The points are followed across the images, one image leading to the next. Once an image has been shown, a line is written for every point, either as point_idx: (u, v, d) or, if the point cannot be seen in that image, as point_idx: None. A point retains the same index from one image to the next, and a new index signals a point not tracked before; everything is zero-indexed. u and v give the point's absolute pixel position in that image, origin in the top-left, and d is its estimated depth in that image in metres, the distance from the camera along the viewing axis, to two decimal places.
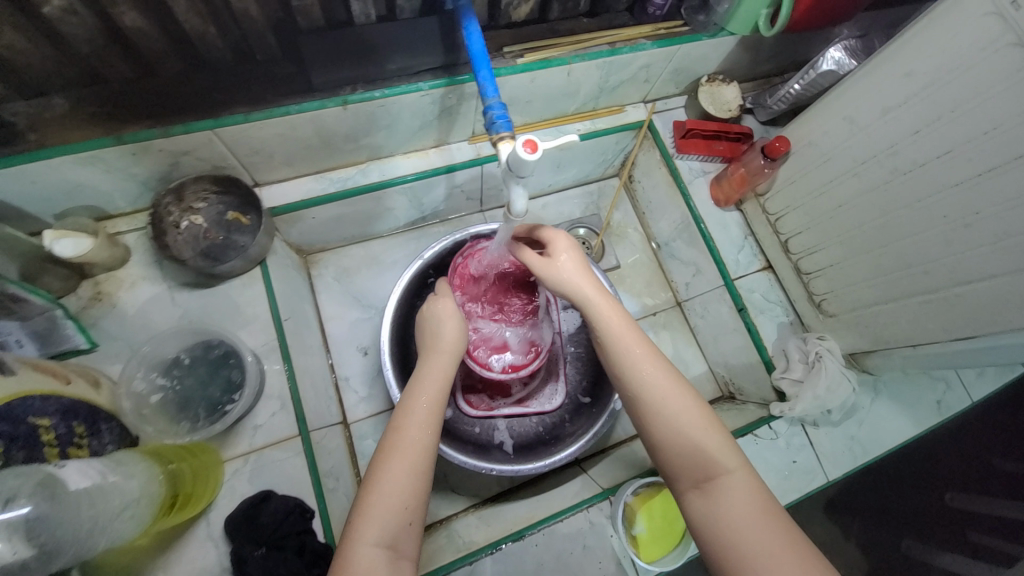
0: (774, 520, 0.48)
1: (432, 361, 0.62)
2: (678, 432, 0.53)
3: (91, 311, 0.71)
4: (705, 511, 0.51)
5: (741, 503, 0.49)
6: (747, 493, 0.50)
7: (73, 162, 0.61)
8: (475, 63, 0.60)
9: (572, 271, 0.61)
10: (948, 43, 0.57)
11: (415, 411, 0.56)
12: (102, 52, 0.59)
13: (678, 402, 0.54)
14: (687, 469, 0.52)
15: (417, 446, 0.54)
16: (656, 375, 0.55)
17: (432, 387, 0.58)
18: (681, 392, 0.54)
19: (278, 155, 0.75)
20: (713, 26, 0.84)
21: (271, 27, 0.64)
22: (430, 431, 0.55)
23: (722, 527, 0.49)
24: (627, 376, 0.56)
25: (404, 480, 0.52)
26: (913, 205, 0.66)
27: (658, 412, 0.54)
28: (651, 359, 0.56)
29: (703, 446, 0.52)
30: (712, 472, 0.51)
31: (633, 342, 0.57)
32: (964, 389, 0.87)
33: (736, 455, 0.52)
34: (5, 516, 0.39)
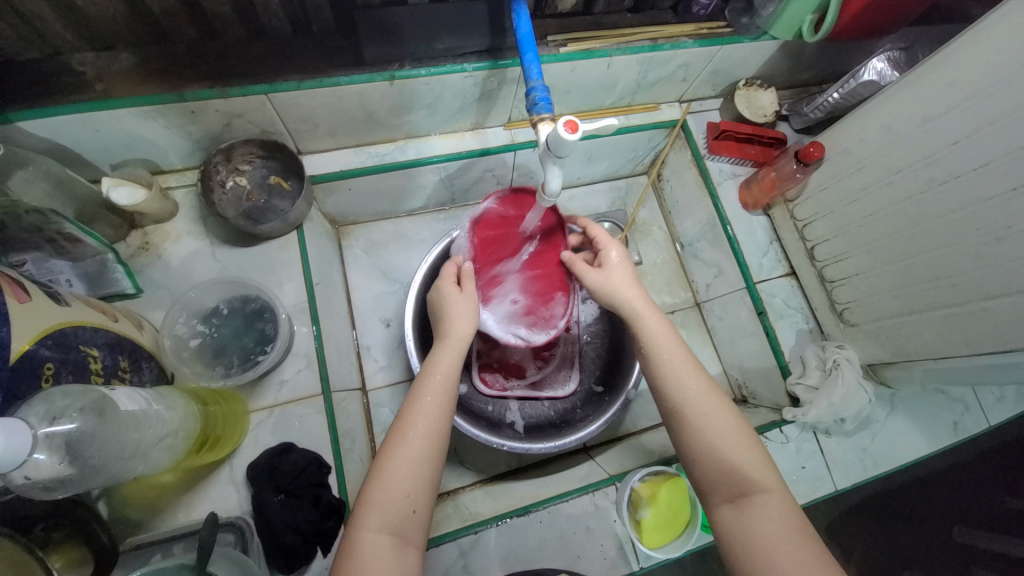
0: (808, 539, 0.49)
1: (438, 348, 0.61)
2: (720, 448, 0.54)
3: (138, 259, 0.76)
4: (742, 527, 0.51)
5: (778, 521, 0.50)
6: (784, 512, 0.51)
7: (135, 115, 0.65)
8: (522, 47, 0.62)
9: (627, 286, 0.65)
10: (997, 54, 0.57)
11: (424, 399, 0.56)
12: (171, 13, 0.62)
13: (721, 419, 0.56)
14: (725, 485, 0.53)
15: (423, 435, 0.54)
16: (702, 393, 0.57)
17: (437, 377, 0.58)
18: (719, 406, 0.56)
19: (323, 125, 0.78)
20: (756, 29, 0.84)
21: (329, 0, 0.67)
22: (437, 419, 0.55)
23: (760, 542, 0.49)
24: (671, 390, 0.58)
25: (410, 468, 0.52)
26: (946, 217, 0.66)
27: (701, 427, 0.55)
28: (699, 377, 0.58)
29: (744, 463, 0.53)
30: (749, 488, 0.52)
31: (681, 359, 0.59)
32: (983, 412, 0.86)
33: (772, 474, 0.54)
34: (51, 429, 0.42)
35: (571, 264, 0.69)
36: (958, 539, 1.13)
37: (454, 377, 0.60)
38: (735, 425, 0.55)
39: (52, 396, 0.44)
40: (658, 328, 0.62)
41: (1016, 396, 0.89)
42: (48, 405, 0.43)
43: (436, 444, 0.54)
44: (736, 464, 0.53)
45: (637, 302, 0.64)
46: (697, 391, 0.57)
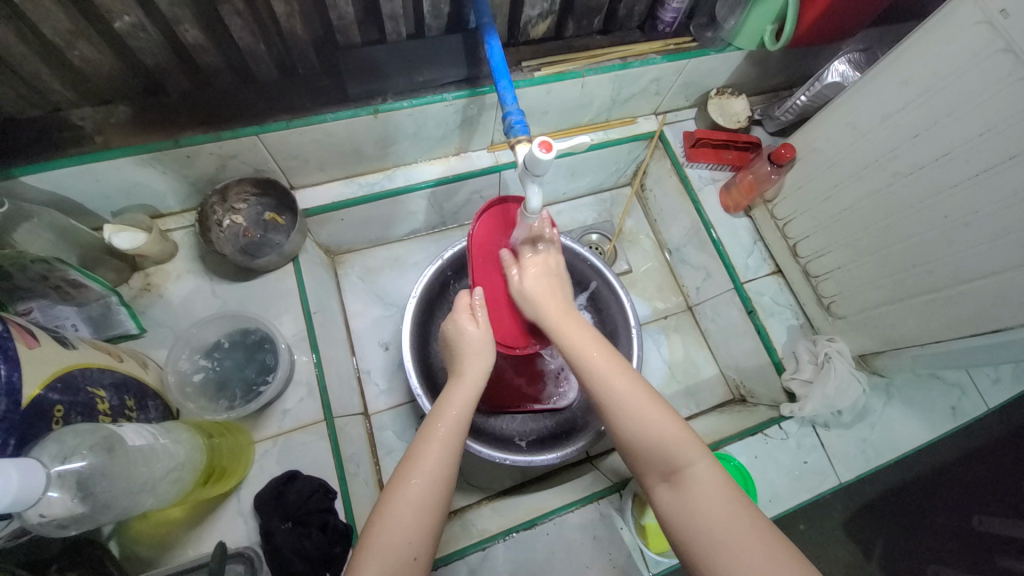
0: (742, 509, 0.47)
1: (454, 391, 0.62)
2: (642, 432, 0.53)
3: (141, 300, 0.78)
4: (673, 506, 0.50)
5: (706, 492, 0.49)
6: (709, 480, 0.49)
7: (134, 163, 0.68)
8: (496, 75, 0.66)
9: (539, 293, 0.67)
10: (942, 51, 0.61)
11: (432, 441, 0.56)
12: (164, 66, 0.66)
13: (634, 398, 0.55)
14: (654, 467, 0.52)
15: (427, 479, 0.53)
16: (622, 381, 0.56)
17: (449, 418, 0.58)
18: (637, 390, 0.55)
19: (313, 160, 0.81)
20: (721, 42, 0.89)
21: (312, 44, 0.71)
22: (445, 465, 0.54)
23: (691, 517, 0.48)
24: (592, 385, 0.57)
25: (412, 510, 0.51)
26: (916, 206, 0.68)
27: (618, 413, 0.54)
28: (614, 364, 0.58)
29: (662, 438, 0.52)
30: (673, 465, 0.51)
31: (589, 349, 0.59)
32: (981, 395, 0.87)
33: (696, 448, 0.51)
34: (63, 468, 0.43)
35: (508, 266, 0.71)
36: (980, 529, 1.14)
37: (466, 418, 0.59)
38: (651, 405, 0.54)
39: (63, 436, 0.45)
40: (564, 322, 0.63)
41: (1011, 377, 0.90)
42: (60, 444, 0.44)
43: (444, 488, 0.54)
44: (657, 444, 0.52)
45: (550, 297, 0.66)
46: (607, 376, 0.56)
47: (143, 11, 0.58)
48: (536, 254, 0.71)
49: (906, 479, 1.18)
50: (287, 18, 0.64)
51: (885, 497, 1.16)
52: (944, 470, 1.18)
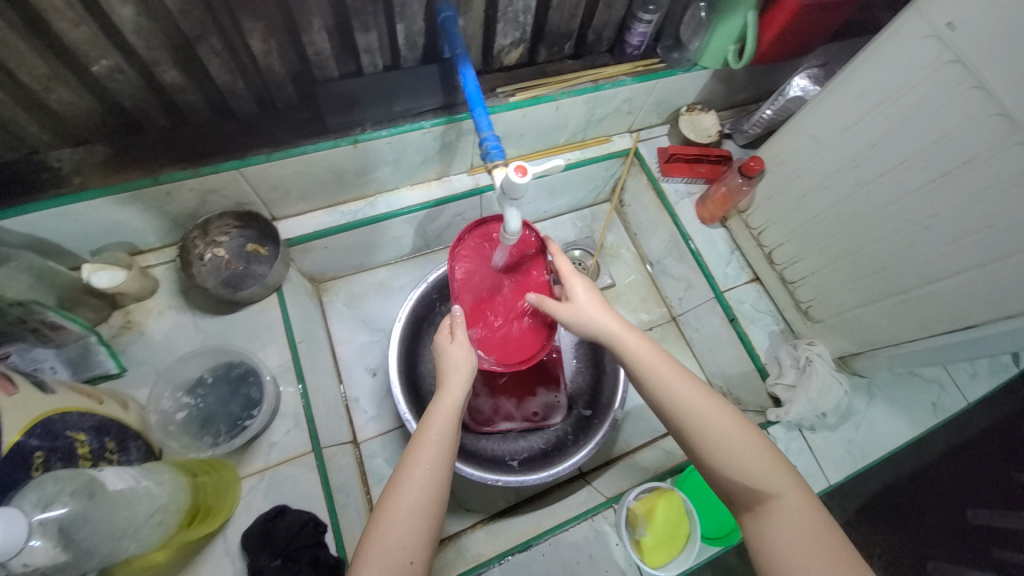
0: (829, 538, 0.48)
1: (440, 394, 0.62)
2: (728, 457, 0.53)
3: (121, 339, 0.77)
4: (759, 531, 0.50)
5: (796, 521, 0.49)
6: (800, 507, 0.50)
7: (112, 203, 0.68)
8: (471, 103, 0.68)
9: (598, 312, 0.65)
10: (894, 65, 0.64)
11: (423, 448, 0.56)
12: (142, 106, 0.67)
13: (716, 421, 0.55)
14: (740, 493, 0.52)
15: (419, 485, 0.53)
16: (703, 405, 0.56)
17: (438, 421, 0.59)
18: (723, 414, 0.56)
19: (294, 191, 0.82)
20: (687, 62, 0.92)
21: (291, 79, 0.72)
22: (437, 470, 0.55)
23: (776, 543, 0.49)
24: (671, 406, 0.57)
25: (409, 518, 0.51)
26: (880, 211, 0.71)
27: (704, 437, 0.55)
28: (694, 386, 0.58)
29: (746, 463, 0.53)
30: (760, 492, 0.51)
31: (672, 375, 0.59)
32: (959, 390, 0.89)
33: (786, 474, 0.52)
34: (44, 515, 0.42)
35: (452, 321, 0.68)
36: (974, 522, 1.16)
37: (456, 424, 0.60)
38: (736, 430, 0.54)
39: (43, 483, 0.44)
40: (632, 342, 0.63)
41: (988, 371, 0.92)
42: (40, 491, 0.43)
43: (436, 494, 0.54)
44: (744, 468, 0.53)
45: (606, 317, 0.65)
46: (688, 398, 0.57)
47: (121, 54, 0.59)
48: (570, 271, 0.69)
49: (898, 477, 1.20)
50: (265, 55, 0.66)
51: (879, 495, 1.18)
52: (934, 466, 1.21)
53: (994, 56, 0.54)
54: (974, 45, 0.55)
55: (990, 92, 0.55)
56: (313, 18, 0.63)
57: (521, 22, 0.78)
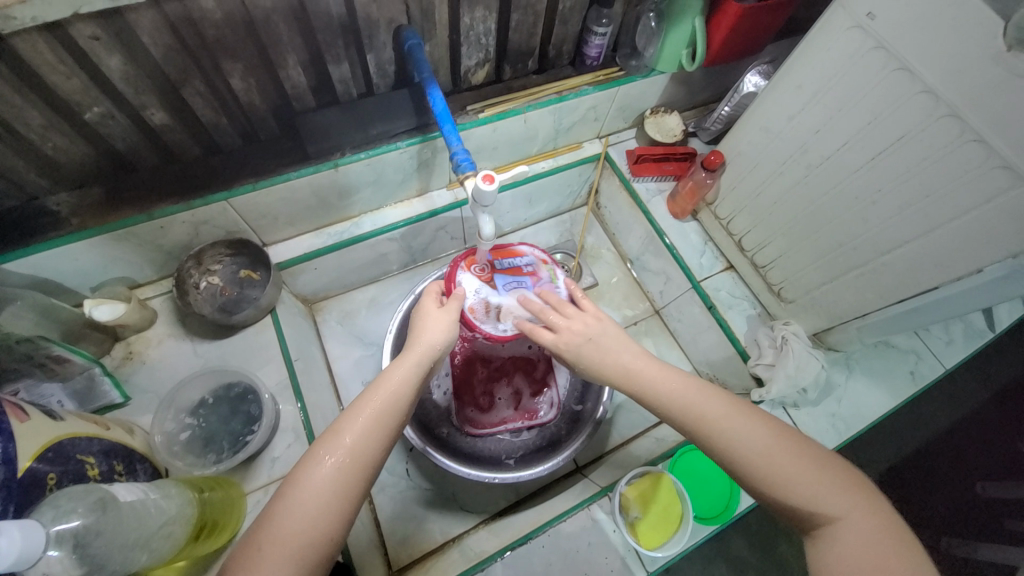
0: (894, 557, 0.46)
1: (393, 368, 0.59)
2: (790, 486, 0.51)
3: (124, 369, 0.81)
4: (814, 558, 0.49)
5: (850, 542, 0.47)
6: (866, 538, 0.47)
7: (110, 240, 0.73)
8: (440, 121, 0.73)
9: (623, 348, 0.63)
10: (827, 55, 0.69)
11: (353, 421, 0.53)
12: (134, 147, 0.72)
13: (758, 440, 0.53)
14: (794, 513, 0.51)
15: (346, 457, 0.51)
16: (744, 425, 0.54)
17: (382, 390, 0.56)
18: (764, 435, 0.53)
19: (282, 216, 0.86)
20: (645, 68, 0.98)
21: (272, 112, 0.77)
22: (365, 446, 0.52)
23: (831, 562, 0.47)
24: (710, 425, 0.55)
25: (322, 495, 0.49)
26: (832, 190, 0.75)
27: (744, 457, 0.53)
28: (729, 406, 0.56)
29: (796, 485, 0.51)
30: (817, 513, 0.50)
31: (715, 403, 0.56)
32: (936, 357, 0.92)
33: (840, 494, 0.50)
34: (62, 527, 0.45)
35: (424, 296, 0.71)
36: (985, 495, 1.18)
37: (402, 395, 0.57)
38: (784, 451, 0.52)
39: (58, 501, 0.47)
40: (658, 368, 0.60)
41: (964, 338, 0.95)
42: (55, 508, 0.46)
43: (359, 472, 0.51)
44: (804, 493, 0.50)
45: (627, 351, 0.62)
46: (721, 417, 0.55)
47: (111, 101, 0.64)
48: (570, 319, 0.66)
49: (901, 454, 1.22)
50: (245, 91, 0.71)
51: (885, 476, 1.19)
52: (934, 441, 1.23)
53: (911, 40, 0.59)
54: (894, 30, 0.60)
55: (912, 72, 0.60)
56: (287, 54, 0.69)
57: (484, 44, 0.84)
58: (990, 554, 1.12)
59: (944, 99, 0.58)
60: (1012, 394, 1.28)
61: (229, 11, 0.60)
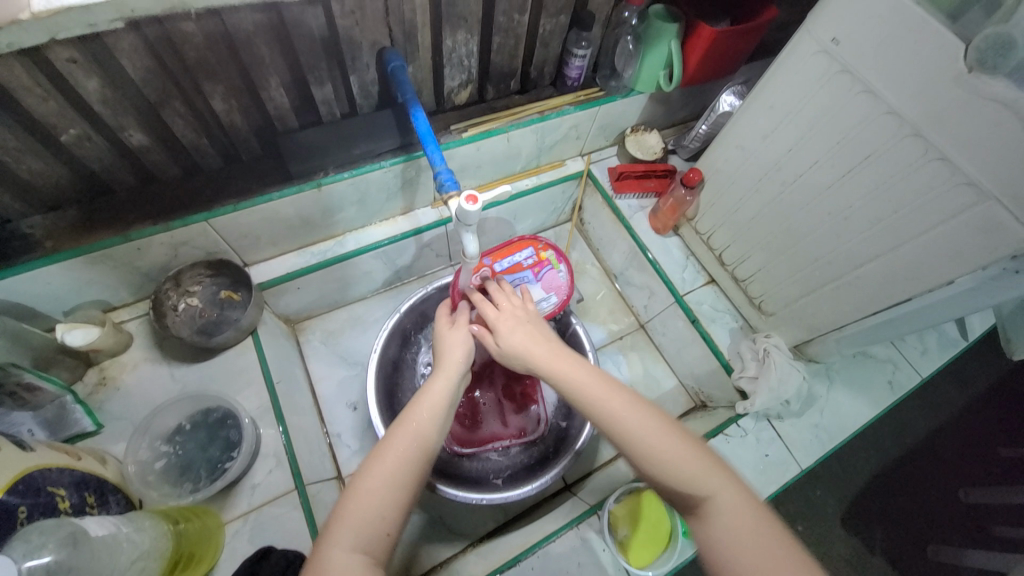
0: (772, 534, 0.46)
1: (434, 379, 0.61)
2: (670, 467, 0.51)
3: (97, 396, 0.79)
4: (702, 541, 0.48)
5: (732, 521, 0.47)
6: (738, 514, 0.48)
7: (84, 262, 0.71)
8: (423, 141, 0.73)
9: (527, 341, 0.63)
10: (796, 78, 0.72)
11: (408, 426, 0.56)
12: (112, 169, 0.71)
13: (643, 424, 0.54)
14: (679, 497, 0.51)
15: (402, 456, 0.53)
16: (629, 410, 0.55)
17: (432, 397, 0.59)
18: (648, 420, 0.54)
19: (264, 236, 0.86)
20: (624, 88, 1.00)
21: (254, 133, 0.77)
22: (420, 448, 0.54)
23: (714, 543, 0.47)
24: (598, 413, 0.56)
25: (385, 489, 0.51)
26: (806, 206, 0.77)
27: (630, 443, 0.53)
28: (618, 393, 0.56)
29: (677, 468, 0.51)
30: (697, 495, 0.50)
31: (605, 391, 0.57)
32: (912, 366, 0.95)
33: (718, 474, 0.50)
34: (32, 564, 0.42)
35: (436, 321, 0.71)
36: (967, 501, 1.20)
37: (449, 405, 0.60)
38: (667, 435, 0.52)
39: (28, 535, 0.45)
40: (555, 358, 0.61)
41: (937, 347, 0.98)
42: (26, 543, 0.44)
43: (416, 472, 0.53)
44: (685, 474, 0.50)
45: (533, 343, 0.63)
46: (610, 404, 0.55)
47: (88, 123, 0.63)
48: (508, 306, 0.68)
49: (887, 462, 1.23)
50: (227, 112, 0.71)
51: (872, 485, 1.21)
52: (917, 449, 1.25)
53: (874, 65, 0.62)
54: (858, 55, 0.63)
55: (877, 94, 0.63)
56: (270, 76, 0.69)
57: (466, 65, 0.85)
58: (977, 560, 1.14)
59: (908, 120, 0.61)
60: (988, 401, 1.31)
61: (211, 35, 0.61)
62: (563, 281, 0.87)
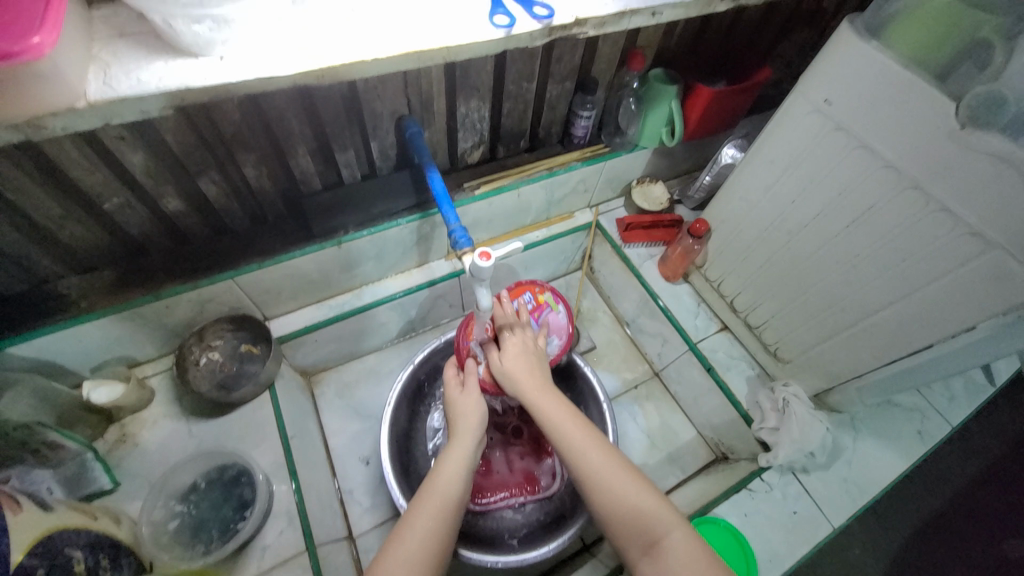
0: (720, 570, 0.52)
1: (451, 452, 0.64)
2: (632, 504, 0.56)
3: (116, 453, 0.80)
4: None
5: (684, 560, 0.52)
6: (691, 552, 0.53)
7: (115, 321, 0.75)
8: (439, 201, 0.77)
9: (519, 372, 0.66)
10: (792, 135, 0.75)
11: (427, 500, 0.59)
12: (148, 234, 0.75)
13: (613, 468, 0.59)
14: (634, 536, 0.56)
15: (424, 533, 0.56)
16: (599, 454, 0.60)
17: (449, 469, 0.62)
18: (617, 465, 0.59)
19: (285, 292, 0.89)
20: (629, 143, 1.05)
21: (280, 195, 0.82)
22: (437, 524, 0.57)
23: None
24: (571, 453, 0.60)
25: (404, 565, 0.53)
26: (814, 255, 0.78)
27: (597, 483, 0.58)
28: (590, 437, 0.62)
29: (638, 507, 0.56)
30: (655, 534, 0.55)
31: (579, 433, 0.61)
32: (941, 415, 0.91)
33: (671, 513, 0.56)
34: None
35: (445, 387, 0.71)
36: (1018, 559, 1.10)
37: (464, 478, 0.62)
38: (632, 479, 0.58)
39: None
40: (539, 394, 0.64)
41: (965, 393, 0.95)
42: None
43: (433, 548, 0.56)
44: (644, 512, 0.56)
45: (530, 375, 0.66)
46: (584, 448, 0.60)
47: (130, 193, 0.68)
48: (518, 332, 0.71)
49: (927, 517, 1.16)
50: (257, 178, 0.76)
51: (913, 543, 1.13)
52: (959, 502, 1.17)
53: (868, 123, 0.65)
54: (851, 114, 0.66)
55: (872, 150, 0.65)
56: (298, 146, 0.75)
57: (478, 128, 0.91)
58: None
59: (906, 174, 0.63)
60: None
61: (247, 113, 0.67)
62: (563, 322, 0.82)
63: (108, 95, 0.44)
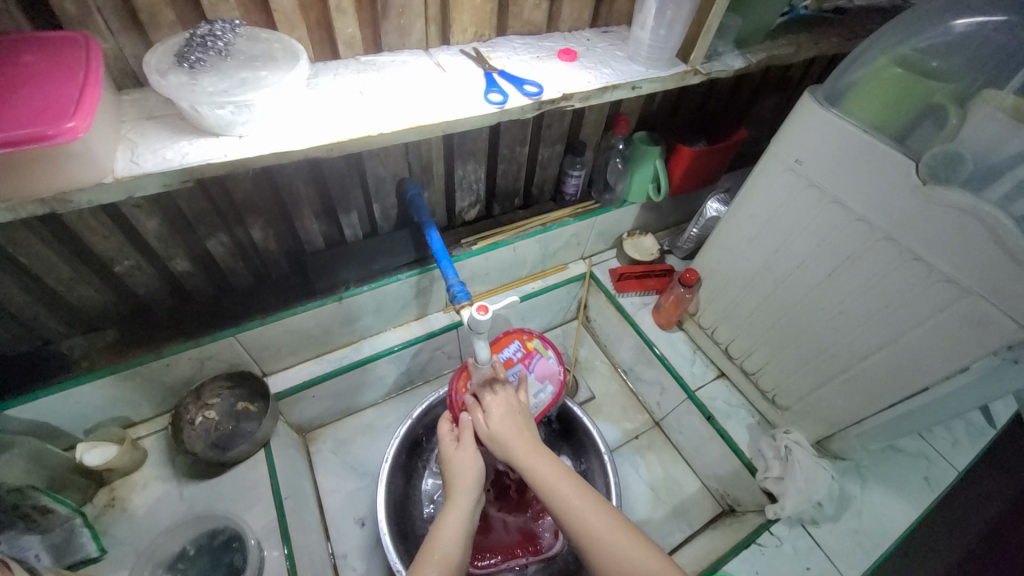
0: None
1: (444, 516, 0.62)
2: (636, 569, 0.54)
3: (104, 518, 0.78)
4: None
5: None
6: None
7: (115, 380, 0.75)
8: (438, 257, 0.80)
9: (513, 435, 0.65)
10: (769, 191, 0.81)
11: (423, 571, 0.57)
12: (155, 293, 0.78)
13: (613, 530, 0.57)
14: None
15: None
16: (598, 515, 0.58)
17: (443, 536, 0.60)
18: (616, 526, 0.58)
19: (285, 347, 0.90)
20: (618, 199, 1.11)
21: (285, 254, 0.85)
22: None
23: None
24: (571, 515, 0.59)
25: None
26: (801, 302, 0.81)
27: (598, 548, 0.56)
28: (588, 497, 0.60)
29: (642, 571, 0.54)
30: None
31: (576, 494, 0.60)
32: (946, 460, 0.91)
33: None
34: None
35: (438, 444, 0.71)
36: None
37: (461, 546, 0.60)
38: (632, 541, 0.57)
39: None
40: (535, 454, 0.63)
41: (967, 437, 0.96)
42: None
43: None
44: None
45: (519, 434, 0.65)
46: (583, 509, 0.59)
47: (141, 255, 0.71)
48: (499, 394, 0.71)
49: None
50: (263, 239, 0.79)
51: None
52: None
53: (837, 180, 0.70)
54: (821, 173, 0.72)
55: (844, 204, 0.70)
56: (304, 208, 0.79)
57: (474, 188, 0.96)
58: None
59: (877, 225, 0.67)
60: None
61: (257, 180, 0.71)
62: (552, 367, 0.85)
63: (134, 170, 0.48)
